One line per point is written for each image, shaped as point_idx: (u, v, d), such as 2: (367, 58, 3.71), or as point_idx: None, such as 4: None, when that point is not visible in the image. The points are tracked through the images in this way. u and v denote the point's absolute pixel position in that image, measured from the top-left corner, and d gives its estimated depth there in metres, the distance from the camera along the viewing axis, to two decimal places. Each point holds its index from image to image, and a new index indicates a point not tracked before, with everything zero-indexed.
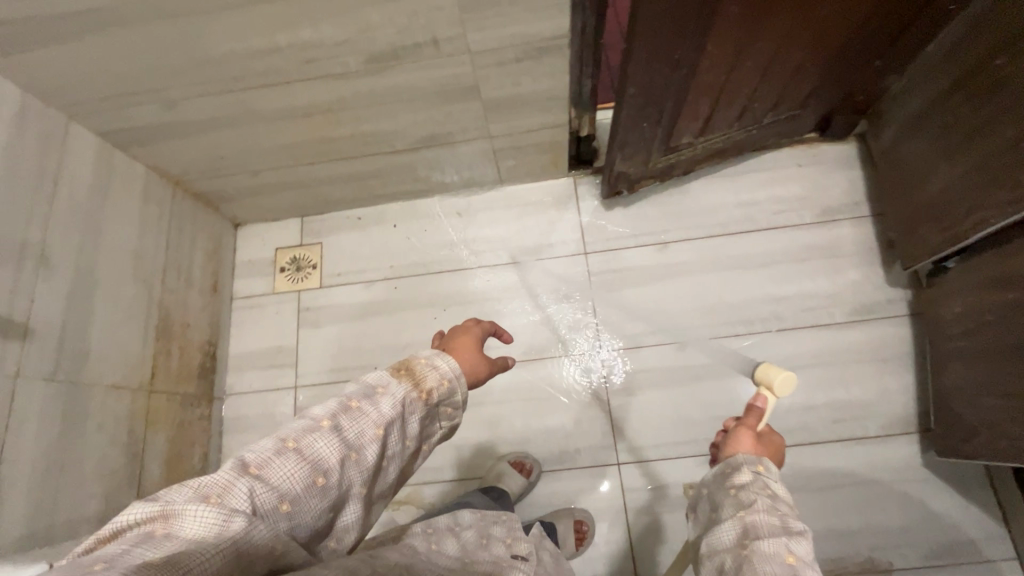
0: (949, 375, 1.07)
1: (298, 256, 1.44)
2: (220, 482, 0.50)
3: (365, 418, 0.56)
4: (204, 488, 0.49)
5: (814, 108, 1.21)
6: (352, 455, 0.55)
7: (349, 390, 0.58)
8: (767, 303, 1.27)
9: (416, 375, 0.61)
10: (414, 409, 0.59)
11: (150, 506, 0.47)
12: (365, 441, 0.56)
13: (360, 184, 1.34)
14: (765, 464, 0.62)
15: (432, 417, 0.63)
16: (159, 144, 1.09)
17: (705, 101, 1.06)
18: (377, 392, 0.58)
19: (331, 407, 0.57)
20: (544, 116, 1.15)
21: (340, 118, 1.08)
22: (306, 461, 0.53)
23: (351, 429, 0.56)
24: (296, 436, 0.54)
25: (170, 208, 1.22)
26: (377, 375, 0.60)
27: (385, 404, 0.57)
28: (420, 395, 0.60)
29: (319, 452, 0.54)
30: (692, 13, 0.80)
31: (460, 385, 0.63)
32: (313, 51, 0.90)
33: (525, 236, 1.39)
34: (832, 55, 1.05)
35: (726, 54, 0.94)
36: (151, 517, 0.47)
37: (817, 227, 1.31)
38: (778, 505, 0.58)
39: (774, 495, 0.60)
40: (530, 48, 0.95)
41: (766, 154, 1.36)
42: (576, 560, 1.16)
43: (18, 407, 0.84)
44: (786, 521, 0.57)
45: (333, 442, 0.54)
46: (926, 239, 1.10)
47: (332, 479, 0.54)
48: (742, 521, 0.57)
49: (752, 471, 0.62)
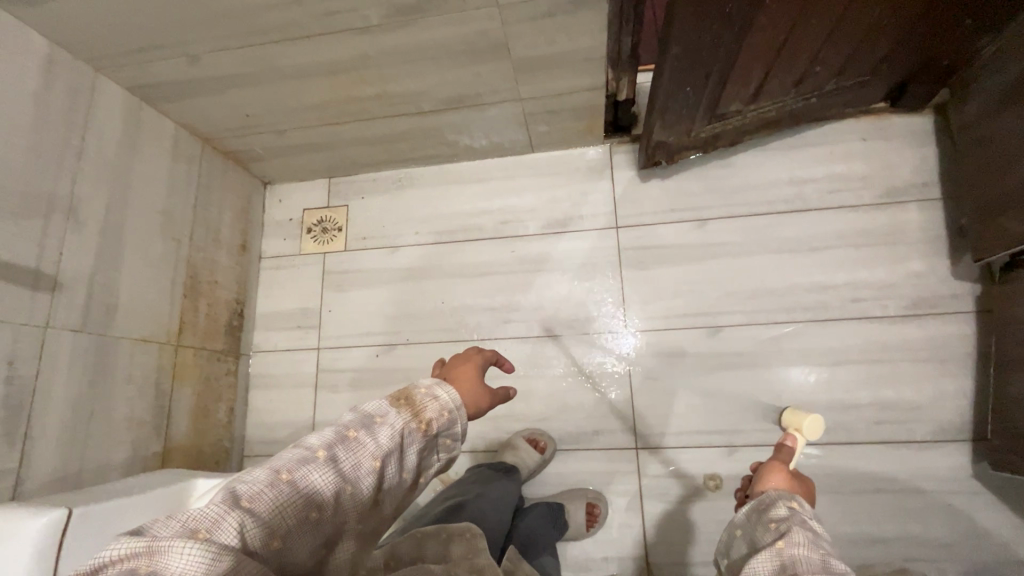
0: (1015, 381, 0.96)
1: (325, 218, 1.43)
2: (209, 515, 0.45)
3: (363, 450, 0.53)
4: (190, 522, 0.44)
5: (887, 73, 1.08)
6: (348, 488, 0.52)
7: (346, 418, 0.55)
8: (812, 290, 1.17)
9: (415, 405, 0.57)
10: (414, 442, 0.56)
11: (131, 541, 0.42)
12: (362, 475, 0.53)
13: (387, 147, 1.30)
14: (800, 501, 0.59)
15: (431, 449, 0.59)
16: (186, 100, 1.08)
17: (760, 65, 0.95)
18: (375, 422, 0.55)
19: (327, 436, 0.53)
20: (578, 78, 1.06)
21: (364, 78, 1.04)
22: (300, 494, 0.49)
23: (347, 461, 0.52)
24: (291, 467, 0.50)
25: (199, 166, 1.22)
26: (376, 405, 0.56)
27: (383, 436, 0.54)
28: (419, 426, 0.57)
29: (313, 486, 0.50)
30: None
31: (460, 417, 0.60)
32: (332, 3, 0.85)
33: (554, 207, 1.33)
34: (917, 12, 0.91)
35: (787, 11, 0.83)
36: (135, 552, 0.42)
37: (877, 209, 1.18)
38: (819, 543, 0.54)
39: (814, 532, 0.55)
40: (564, 1, 0.86)
41: (827, 125, 1.23)
42: (587, 541, 1.15)
43: (47, 356, 0.88)
44: (827, 561, 0.52)
45: (329, 475, 0.51)
46: (1006, 228, 0.97)
47: (325, 512, 0.51)
48: (778, 552, 0.53)
49: (788, 506, 0.58)
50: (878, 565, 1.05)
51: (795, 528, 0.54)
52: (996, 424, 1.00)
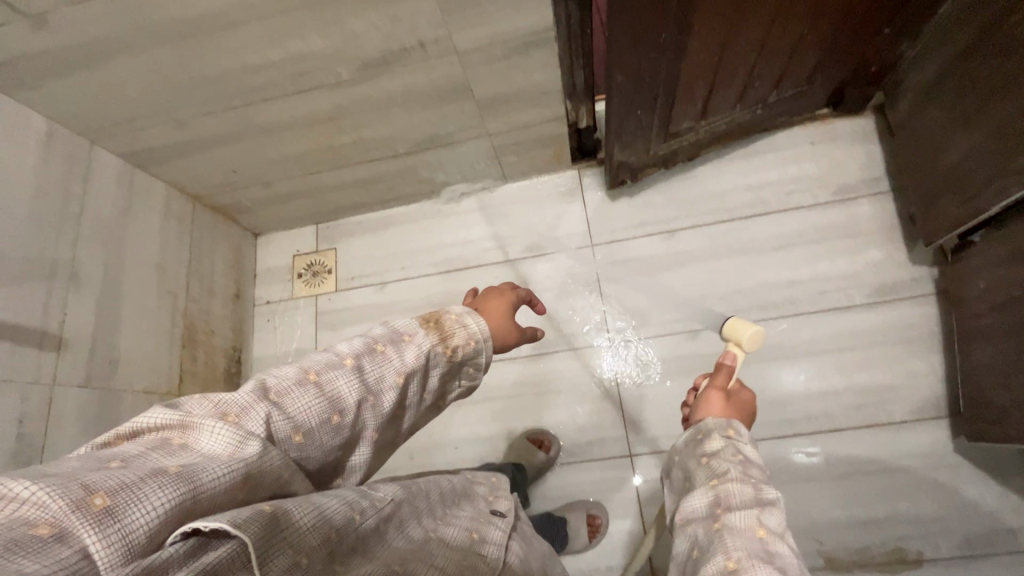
0: (977, 354, 1.01)
1: (314, 262, 1.49)
2: (241, 402, 0.49)
3: (388, 364, 0.57)
4: (223, 406, 0.49)
5: (822, 82, 1.17)
6: (370, 397, 0.56)
7: (377, 333, 0.59)
8: (781, 287, 1.23)
9: (444, 330, 0.62)
10: (438, 364, 0.61)
11: (168, 413, 0.47)
12: (385, 386, 0.57)
13: (369, 188, 1.37)
14: (735, 428, 0.65)
15: (452, 375, 0.64)
16: (175, 161, 1.16)
17: (700, 84, 1.04)
18: (403, 339, 0.59)
19: (356, 346, 0.57)
20: (538, 111, 1.15)
21: (341, 126, 1.12)
22: (324, 396, 0.53)
23: (373, 372, 0.56)
24: (318, 370, 0.54)
25: (190, 222, 1.29)
26: (407, 325, 0.61)
27: (410, 353, 0.58)
28: (444, 351, 0.61)
29: (339, 389, 0.54)
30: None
31: (486, 348, 0.64)
32: (305, 63, 0.94)
33: (531, 231, 1.39)
34: (835, 26, 1.00)
35: (715, 34, 0.92)
36: (171, 424, 0.47)
37: (832, 206, 1.25)
38: (749, 472, 0.60)
39: (744, 460, 0.61)
40: (515, 44, 0.95)
41: (778, 132, 1.32)
42: (591, 552, 1.16)
43: (55, 412, 0.92)
44: (757, 492, 0.57)
45: (353, 383, 0.54)
46: (947, 213, 1.04)
47: (347, 419, 0.54)
48: (715, 491, 0.59)
49: (724, 436, 0.64)
50: (874, 546, 1.07)
51: (728, 465, 0.60)
52: (967, 398, 1.05)
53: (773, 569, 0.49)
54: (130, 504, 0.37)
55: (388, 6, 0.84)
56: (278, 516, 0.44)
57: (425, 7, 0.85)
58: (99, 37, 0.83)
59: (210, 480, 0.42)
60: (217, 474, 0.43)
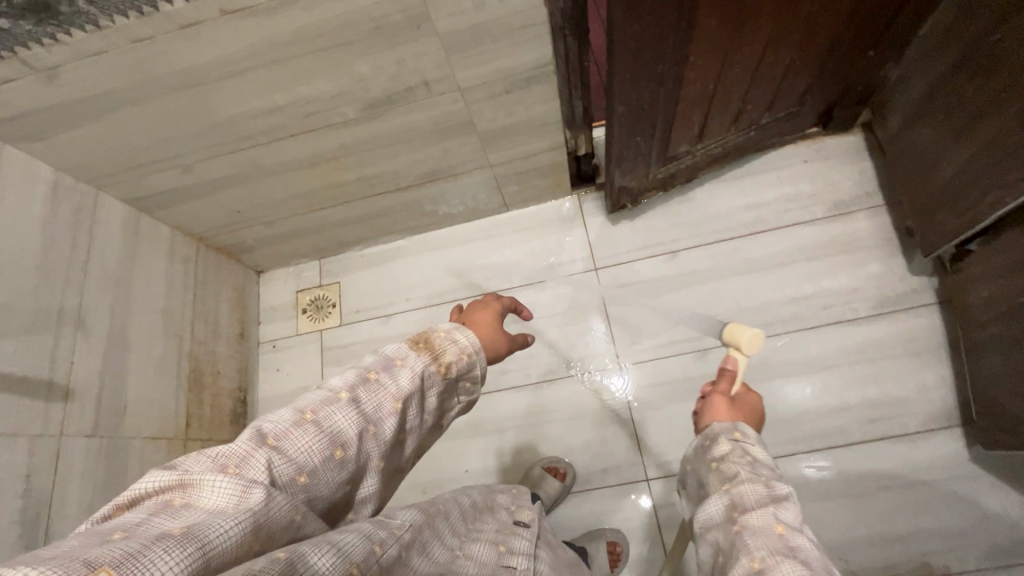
0: (986, 362, 1.02)
1: (319, 297, 1.49)
2: (240, 452, 0.49)
3: (384, 392, 0.58)
4: (221, 459, 0.48)
5: (813, 103, 1.21)
6: (370, 428, 0.56)
7: (368, 361, 0.59)
8: (787, 304, 1.24)
9: (435, 348, 0.63)
10: (434, 383, 0.62)
11: (166, 475, 0.46)
12: (383, 413, 0.57)
13: (372, 223, 1.38)
14: (742, 430, 0.64)
15: (450, 392, 0.65)
16: (180, 206, 1.17)
17: (698, 110, 1.07)
18: (396, 364, 0.60)
19: (348, 378, 0.57)
20: (539, 141, 1.17)
21: (347, 164, 1.13)
22: (323, 433, 0.53)
23: (369, 401, 0.57)
24: (314, 408, 0.54)
25: (195, 264, 1.29)
26: (397, 349, 0.61)
27: (404, 376, 0.59)
28: (439, 369, 0.62)
29: (337, 424, 0.54)
30: (670, 29, 0.82)
31: (479, 359, 0.66)
32: (312, 105, 0.95)
33: (535, 257, 1.40)
34: (823, 52, 1.04)
35: (710, 63, 0.95)
36: (170, 485, 0.45)
37: (831, 222, 1.28)
38: (759, 470, 0.59)
39: (754, 461, 0.61)
40: (516, 79, 0.98)
41: (770, 153, 1.35)
42: None
43: (63, 465, 0.90)
44: (772, 491, 0.57)
45: (352, 415, 0.55)
46: (945, 225, 1.07)
47: (349, 452, 0.54)
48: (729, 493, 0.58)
49: (731, 439, 0.63)
50: (901, 563, 1.06)
51: (738, 467, 0.60)
52: (980, 406, 1.05)
53: (798, 566, 0.49)
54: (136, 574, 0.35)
55: (396, 49, 0.87)
56: (296, 560, 0.42)
57: (428, 48, 0.87)
58: (109, 88, 0.84)
59: (217, 536, 0.40)
60: (228, 528, 0.41)
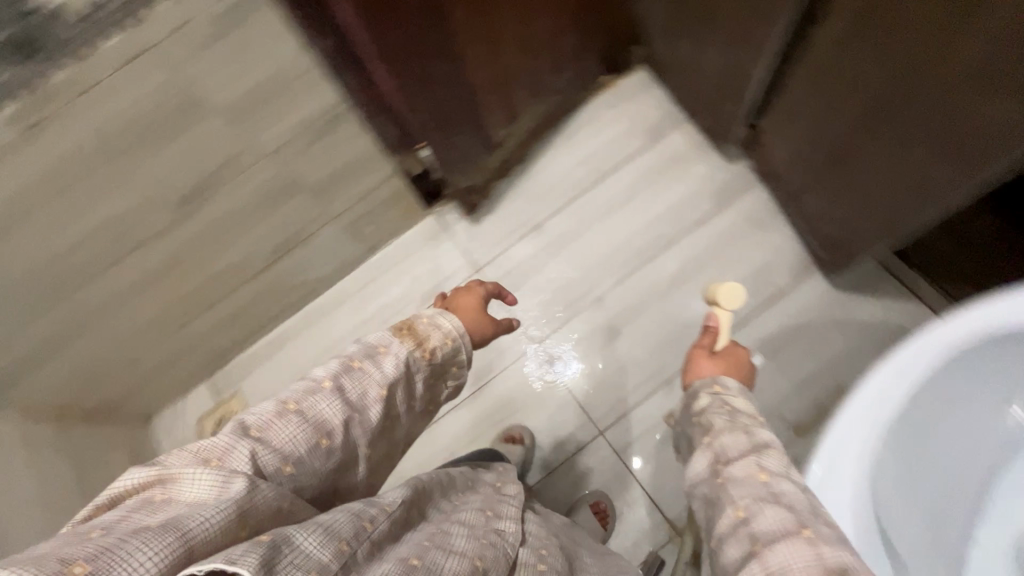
0: (805, 204, 1.16)
1: (218, 415, 1.33)
2: (221, 444, 0.46)
3: (368, 378, 0.55)
4: (202, 452, 0.46)
5: (595, 42, 1.25)
6: (355, 415, 0.54)
7: (351, 352, 0.57)
8: (648, 229, 1.35)
9: (418, 335, 0.60)
10: (420, 368, 0.59)
11: (148, 469, 0.43)
12: (369, 401, 0.55)
13: (244, 320, 1.29)
14: (720, 382, 0.71)
15: (435, 379, 0.63)
16: (36, 375, 0.99)
17: (462, 117, 1.08)
18: (381, 351, 0.57)
19: (331, 368, 0.55)
20: (368, 176, 1.15)
21: (192, 271, 1.06)
22: (308, 422, 0.51)
23: (353, 389, 0.54)
24: (297, 398, 0.52)
25: (54, 444, 1.06)
26: (379, 339, 0.58)
27: (388, 364, 0.56)
28: (424, 354, 0.59)
29: (321, 413, 0.52)
30: (401, 43, 0.81)
31: (463, 342, 0.63)
32: (126, 219, 0.87)
33: (421, 279, 1.39)
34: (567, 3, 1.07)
35: (467, 53, 0.94)
36: (151, 480, 0.43)
37: (659, 141, 1.39)
38: (736, 418, 0.65)
39: (731, 410, 0.66)
40: (308, 127, 0.94)
41: (584, 106, 1.43)
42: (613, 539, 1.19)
43: None
44: (752, 439, 0.61)
45: (336, 403, 0.53)
46: (729, 110, 1.15)
47: (336, 440, 0.52)
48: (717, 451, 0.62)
49: (710, 392, 0.70)
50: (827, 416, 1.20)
51: (715, 419, 0.65)
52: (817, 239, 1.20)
53: (777, 508, 0.54)
54: (113, 567, 0.34)
55: (183, 125, 0.80)
56: (279, 542, 0.42)
57: (215, 124, 0.83)
58: None
59: (200, 526, 0.38)
60: (210, 518, 0.39)
